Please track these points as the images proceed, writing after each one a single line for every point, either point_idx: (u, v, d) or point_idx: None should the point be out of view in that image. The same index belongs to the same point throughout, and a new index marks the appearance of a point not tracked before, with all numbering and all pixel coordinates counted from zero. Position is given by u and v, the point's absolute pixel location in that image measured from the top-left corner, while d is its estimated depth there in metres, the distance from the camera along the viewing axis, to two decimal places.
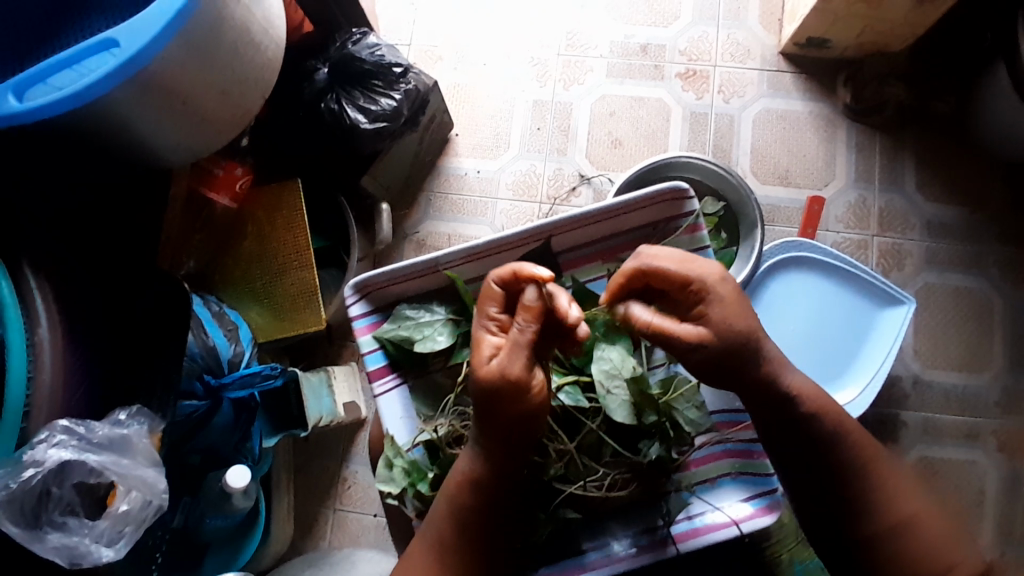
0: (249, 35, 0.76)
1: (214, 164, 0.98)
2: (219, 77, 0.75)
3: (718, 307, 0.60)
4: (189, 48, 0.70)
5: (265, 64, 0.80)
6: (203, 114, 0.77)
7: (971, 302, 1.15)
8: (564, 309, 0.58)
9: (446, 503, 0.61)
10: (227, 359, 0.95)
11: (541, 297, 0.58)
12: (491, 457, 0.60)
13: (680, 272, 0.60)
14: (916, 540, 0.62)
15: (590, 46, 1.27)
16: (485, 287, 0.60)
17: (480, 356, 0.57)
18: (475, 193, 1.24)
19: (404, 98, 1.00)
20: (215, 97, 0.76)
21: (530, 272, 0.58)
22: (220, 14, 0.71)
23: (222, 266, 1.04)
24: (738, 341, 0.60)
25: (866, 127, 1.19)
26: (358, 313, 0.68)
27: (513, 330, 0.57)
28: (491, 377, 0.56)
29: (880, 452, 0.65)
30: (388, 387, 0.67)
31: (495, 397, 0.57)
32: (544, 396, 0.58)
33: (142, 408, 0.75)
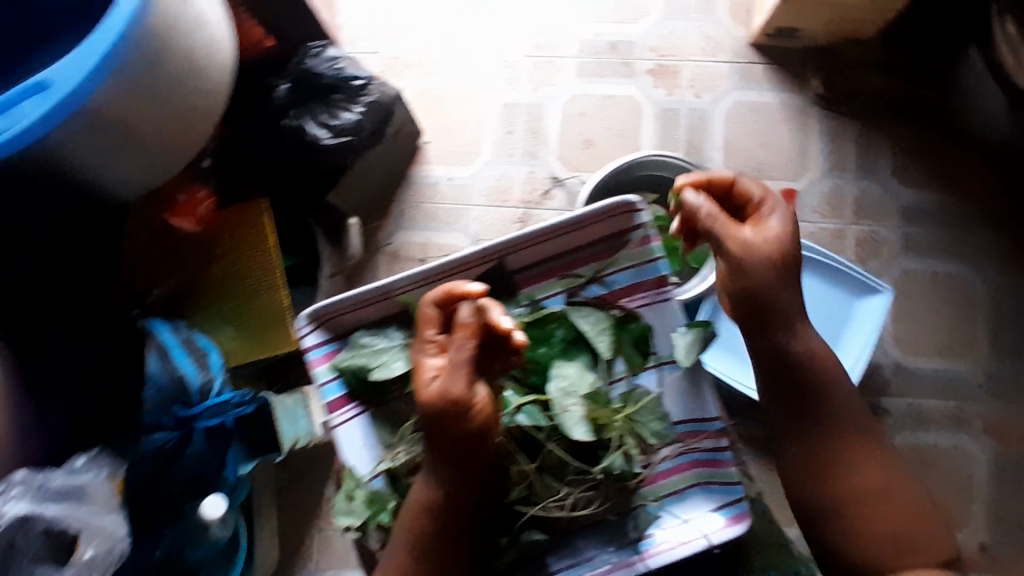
0: (193, 64, 0.76)
1: (177, 190, 0.98)
2: (164, 109, 0.76)
3: (775, 222, 0.71)
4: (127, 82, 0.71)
5: (214, 90, 0.80)
6: (152, 146, 0.78)
7: (952, 287, 1.14)
8: (497, 318, 0.59)
9: (406, 529, 0.61)
10: (197, 387, 0.94)
11: (476, 313, 0.60)
12: (450, 476, 0.60)
13: (753, 190, 0.73)
14: (886, 507, 0.65)
15: (558, 46, 1.24)
16: (422, 311, 0.63)
17: (422, 378, 0.60)
18: (447, 201, 1.22)
19: (366, 111, 0.98)
20: (164, 124, 0.77)
21: (463, 291, 0.62)
22: (157, 45, 0.72)
23: (189, 291, 1.02)
24: (774, 259, 0.69)
25: (840, 115, 1.18)
26: (312, 344, 0.68)
27: (452, 350, 0.60)
28: (433, 397, 0.59)
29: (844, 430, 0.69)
30: (347, 416, 0.68)
31: (441, 418, 0.59)
32: (490, 410, 0.59)
33: (101, 452, 0.87)
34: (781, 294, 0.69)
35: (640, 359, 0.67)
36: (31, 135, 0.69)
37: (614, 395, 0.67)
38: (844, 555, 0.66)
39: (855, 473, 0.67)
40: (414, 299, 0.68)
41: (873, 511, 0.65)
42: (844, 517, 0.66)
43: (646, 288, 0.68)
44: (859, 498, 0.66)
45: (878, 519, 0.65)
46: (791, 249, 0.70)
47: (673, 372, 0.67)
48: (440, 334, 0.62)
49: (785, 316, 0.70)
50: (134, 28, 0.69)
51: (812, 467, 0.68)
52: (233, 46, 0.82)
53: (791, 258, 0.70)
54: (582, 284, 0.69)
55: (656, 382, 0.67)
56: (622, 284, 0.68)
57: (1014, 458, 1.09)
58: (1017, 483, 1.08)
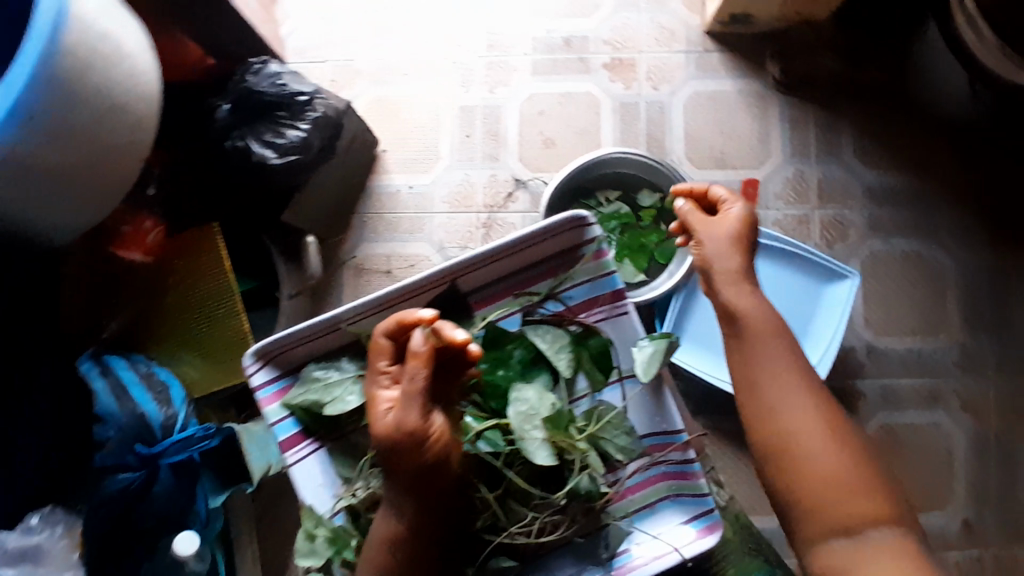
0: (114, 101, 0.73)
1: (122, 221, 0.96)
2: (86, 152, 0.72)
3: (728, 213, 0.75)
4: (45, 127, 0.68)
5: (138, 124, 0.77)
6: (79, 190, 0.74)
7: (919, 265, 1.14)
8: (451, 335, 0.56)
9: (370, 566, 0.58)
10: (159, 425, 0.91)
11: (427, 340, 0.56)
12: (413, 513, 0.57)
13: (719, 190, 0.78)
14: (837, 483, 0.61)
15: (511, 44, 1.21)
16: (374, 343, 0.60)
17: (376, 412, 0.57)
18: (409, 210, 1.19)
19: (313, 127, 0.95)
20: (90, 166, 0.74)
21: (413, 319, 0.58)
22: (73, 85, 0.68)
23: (144, 325, 0.99)
24: (719, 242, 0.73)
25: (799, 99, 1.17)
26: (261, 382, 0.66)
27: (404, 381, 0.56)
28: (386, 432, 0.55)
29: (784, 400, 0.65)
30: (303, 453, 0.66)
31: (399, 453, 0.55)
32: (447, 441, 0.56)
33: (55, 509, 0.85)
34: (730, 273, 0.72)
35: (600, 376, 0.65)
36: None
37: (578, 412, 0.66)
38: (804, 502, 0.62)
39: (813, 416, 0.64)
40: (365, 329, 0.66)
41: (833, 457, 0.62)
42: (804, 461, 0.62)
43: (603, 302, 0.67)
44: (812, 473, 0.62)
45: (839, 467, 0.62)
46: (740, 237, 0.73)
47: (635, 386, 0.66)
48: (392, 364, 0.59)
49: (727, 287, 0.71)
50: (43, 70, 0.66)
51: (769, 413, 0.65)
52: (156, 76, 0.79)
53: (737, 245, 0.73)
54: (538, 301, 0.67)
55: (620, 396, 0.66)
56: (579, 299, 0.67)
57: (988, 431, 1.10)
58: (993, 455, 1.09)
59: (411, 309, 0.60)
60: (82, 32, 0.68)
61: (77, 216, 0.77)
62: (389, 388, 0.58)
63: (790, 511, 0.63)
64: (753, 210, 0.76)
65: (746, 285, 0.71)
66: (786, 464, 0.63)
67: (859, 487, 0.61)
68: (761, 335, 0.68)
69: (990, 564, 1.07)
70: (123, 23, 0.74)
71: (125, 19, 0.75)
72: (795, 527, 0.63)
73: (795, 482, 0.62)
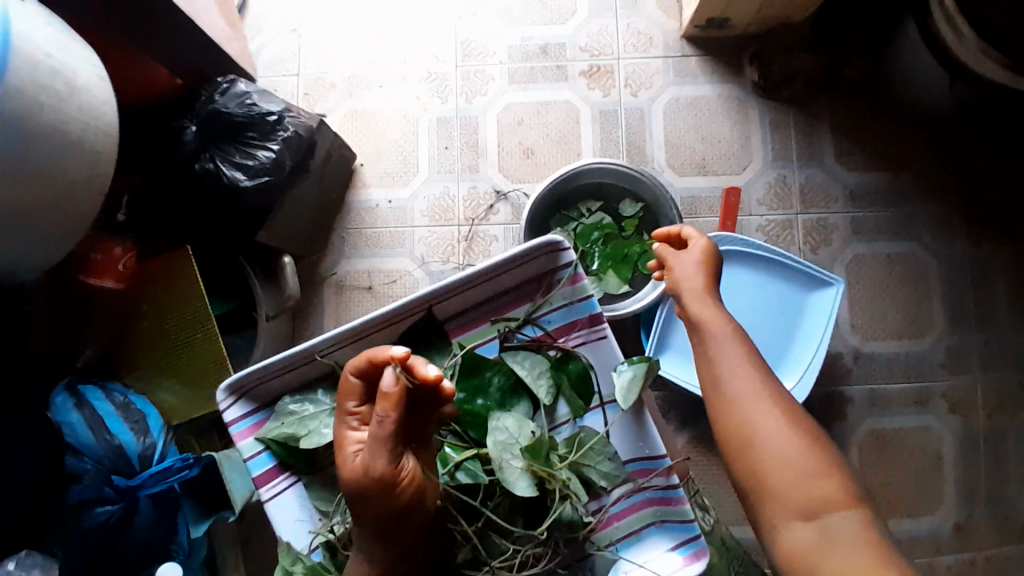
0: (71, 135, 0.70)
1: (92, 248, 0.94)
2: (46, 190, 0.69)
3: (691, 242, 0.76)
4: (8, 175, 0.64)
5: (97, 158, 0.74)
6: (36, 230, 0.70)
7: (903, 267, 1.13)
8: (423, 373, 0.54)
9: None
10: (137, 455, 0.89)
11: (399, 381, 0.54)
12: (383, 557, 0.55)
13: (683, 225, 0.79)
14: (794, 469, 0.59)
15: (487, 53, 1.20)
16: (344, 383, 0.58)
17: (344, 455, 0.54)
18: (389, 225, 1.18)
19: (284, 146, 0.93)
20: (50, 205, 0.70)
21: (384, 357, 0.56)
22: (31, 125, 0.65)
23: (119, 355, 0.96)
24: (683, 269, 0.73)
25: (778, 103, 1.16)
26: (235, 417, 0.64)
27: (373, 423, 0.54)
28: (354, 477, 0.53)
29: (743, 385, 0.64)
30: (279, 488, 0.64)
31: (366, 499, 0.53)
32: (417, 483, 0.55)
33: (32, 553, 0.79)
34: (699, 304, 0.70)
35: (581, 401, 0.64)
36: None
37: (560, 440, 0.64)
38: (767, 486, 0.60)
39: (777, 402, 0.63)
40: (339, 360, 0.64)
41: (798, 444, 0.60)
42: (767, 446, 0.61)
43: (581, 326, 0.66)
44: (770, 457, 0.60)
45: (805, 453, 0.60)
46: (707, 270, 0.73)
47: (617, 411, 0.64)
48: (361, 404, 0.57)
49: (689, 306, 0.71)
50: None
51: (732, 399, 0.63)
52: (112, 109, 0.76)
53: (700, 270, 0.73)
54: (516, 326, 0.66)
55: (602, 421, 0.65)
56: (557, 323, 0.66)
57: (977, 432, 1.10)
58: (981, 456, 1.09)
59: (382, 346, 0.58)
60: (36, 65, 0.65)
61: (39, 256, 0.74)
62: (357, 430, 0.56)
63: (753, 496, 0.61)
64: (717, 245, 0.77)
65: (713, 307, 0.70)
66: (750, 450, 0.61)
67: (825, 473, 0.59)
68: (723, 330, 0.68)
69: (981, 565, 1.07)
70: (75, 56, 0.72)
71: (76, 52, 0.72)
72: (759, 514, 0.60)
73: (759, 467, 0.60)
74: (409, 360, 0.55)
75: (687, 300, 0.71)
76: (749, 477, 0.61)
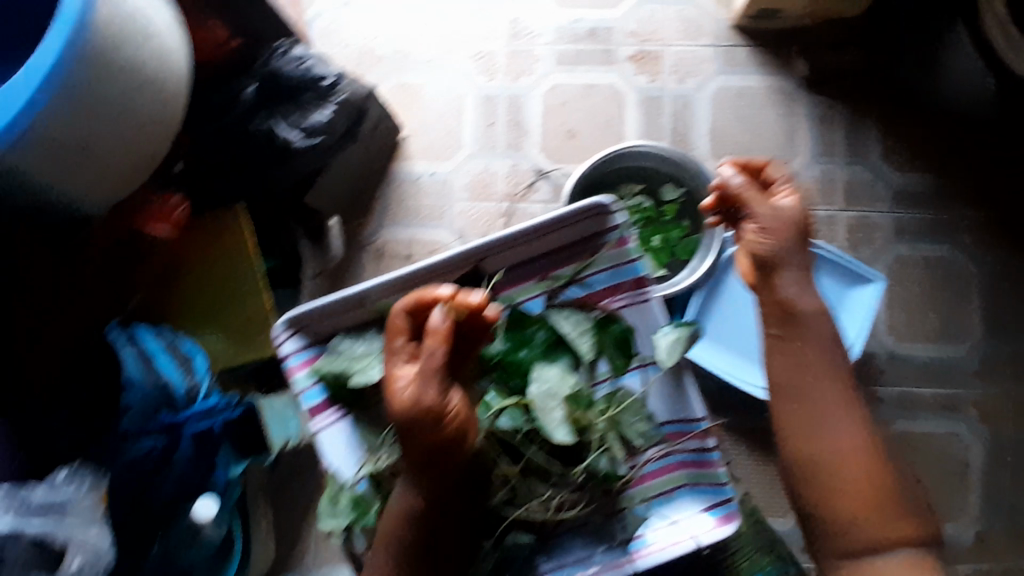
0: (143, 76, 0.73)
1: (148, 197, 0.95)
2: (116, 129, 0.73)
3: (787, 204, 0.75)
4: (77, 105, 0.68)
5: (168, 102, 0.77)
6: (106, 164, 0.74)
7: (942, 270, 1.12)
8: (467, 299, 0.58)
9: (387, 532, 0.60)
10: (182, 394, 0.94)
11: (447, 317, 0.57)
12: (431, 489, 0.58)
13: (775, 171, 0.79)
14: (869, 504, 0.64)
15: (535, 34, 1.21)
16: (392, 324, 0.59)
17: (394, 388, 0.56)
18: (432, 197, 1.19)
19: (338, 110, 0.96)
20: (120, 141, 0.74)
21: (433, 296, 0.59)
22: (101, 65, 0.69)
23: (166, 299, 1.00)
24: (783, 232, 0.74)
25: (826, 98, 1.16)
26: (290, 350, 0.66)
27: (423, 357, 0.57)
28: (405, 408, 0.55)
29: (821, 417, 0.68)
30: (324, 425, 0.66)
31: (415, 430, 0.56)
32: (465, 416, 0.57)
33: (78, 469, 0.77)
34: (786, 270, 0.73)
35: (622, 360, 0.65)
36: None
37: (598, 395, 0.65)
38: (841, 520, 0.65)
39: (859, 441, 0.66)
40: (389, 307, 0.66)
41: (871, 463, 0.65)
42: (846, 480, 0.65)
43: (625, 289, 0.66)
44: (845, 490, 0.65)
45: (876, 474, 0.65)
46: (800, 230, 0.74)
47: (657, 372, 0.66)
48: (410, 341, 0.59)
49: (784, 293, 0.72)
50: (77, 42, 0.67)
51: (813, 425, 0.67)
52: (182, 56, 0.78)
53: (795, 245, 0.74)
54: (561, 286, 0.67)
55: (640, 382, 0.66)
56: (602, 284, 0.66)
57: (1005, 442, 1.09)
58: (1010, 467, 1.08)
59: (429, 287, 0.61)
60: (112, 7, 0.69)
61: (106, 191, 0.78)
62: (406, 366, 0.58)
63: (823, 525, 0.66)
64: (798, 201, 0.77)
65: (811, 300, 0.72)
66: (829, 482, 0.65)
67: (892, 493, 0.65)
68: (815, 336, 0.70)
69: None
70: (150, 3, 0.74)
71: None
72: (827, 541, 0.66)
73: (836, 501, 0.65)
74: (455, 296, 0.58)
75: (784, 279, 0.73)
76: (824, 509, 0.65)
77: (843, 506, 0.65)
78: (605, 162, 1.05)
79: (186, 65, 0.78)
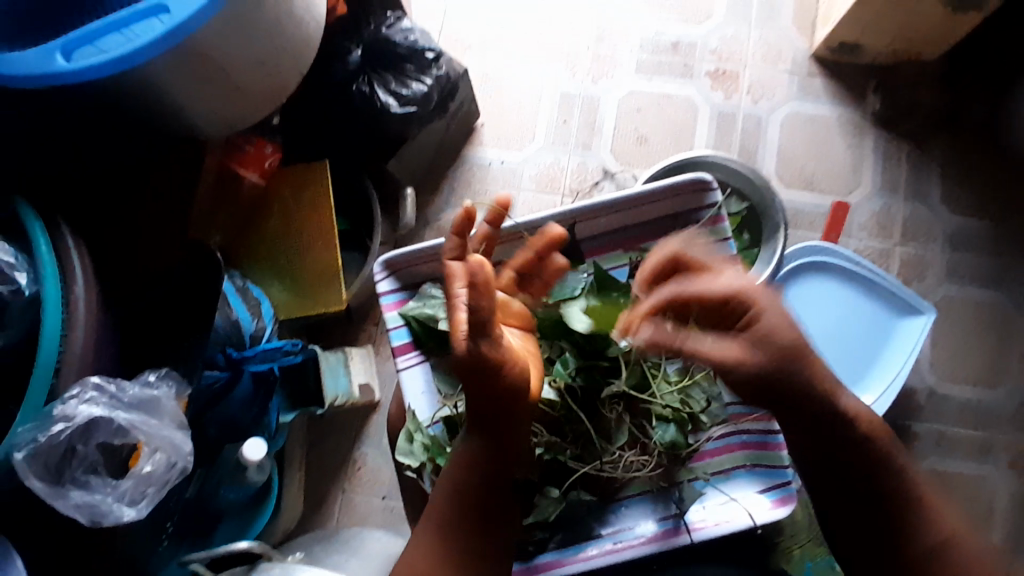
0: (290, 10, 0.78)
1: (245, 142, 0.99)
2: (259, 49, 0.78)
3: (764, 325, 0.57)
4: (230, 19, 0.73)
5: (305, 42, 0.82)
6: (237, 86, 0.79)
7: (991, 316, 1.14)
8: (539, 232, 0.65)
9: (447, 484, 0.62)
10: (250, 334, 0.96)
11: (483, 266, 0.54)
12: (490, 434, 0.61)
13: (723, 288, 0.57)
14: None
15: (620, 41, 1.26)
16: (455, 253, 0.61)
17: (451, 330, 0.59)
18: (498, 183, 1.22)
19: (435, 83, 1.01)
20: (253, 67, 0.79)
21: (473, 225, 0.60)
22: None
23: (246, 241, 1.05)
24: (784, 360, 0.58)
25: (894, 135, 1.19)
26: (385, 290, 0.70)
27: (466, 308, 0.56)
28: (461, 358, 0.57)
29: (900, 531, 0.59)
30: (412, 361, 0.69)
31: (475, 378, 0.58)
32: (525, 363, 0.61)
33: (169, 372, 0.78)
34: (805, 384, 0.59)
35: None
36: (127, 62, 0.70)
37: (671, 368, 0.67)
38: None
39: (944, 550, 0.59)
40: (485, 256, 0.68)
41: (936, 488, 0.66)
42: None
43: None
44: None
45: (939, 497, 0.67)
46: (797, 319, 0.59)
47: None
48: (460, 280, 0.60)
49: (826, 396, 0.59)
50: None
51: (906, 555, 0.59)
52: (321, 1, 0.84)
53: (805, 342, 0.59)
54: None
55: None
56: None
57: None
58: None
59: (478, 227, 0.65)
60: None
61: (223, 114, 0.82)
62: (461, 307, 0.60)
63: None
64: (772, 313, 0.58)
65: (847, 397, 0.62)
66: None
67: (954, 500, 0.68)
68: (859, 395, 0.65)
69: None
70: None
71: None
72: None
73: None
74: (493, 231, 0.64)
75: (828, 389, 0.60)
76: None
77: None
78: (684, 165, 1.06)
79: (323, 16, 0.84)
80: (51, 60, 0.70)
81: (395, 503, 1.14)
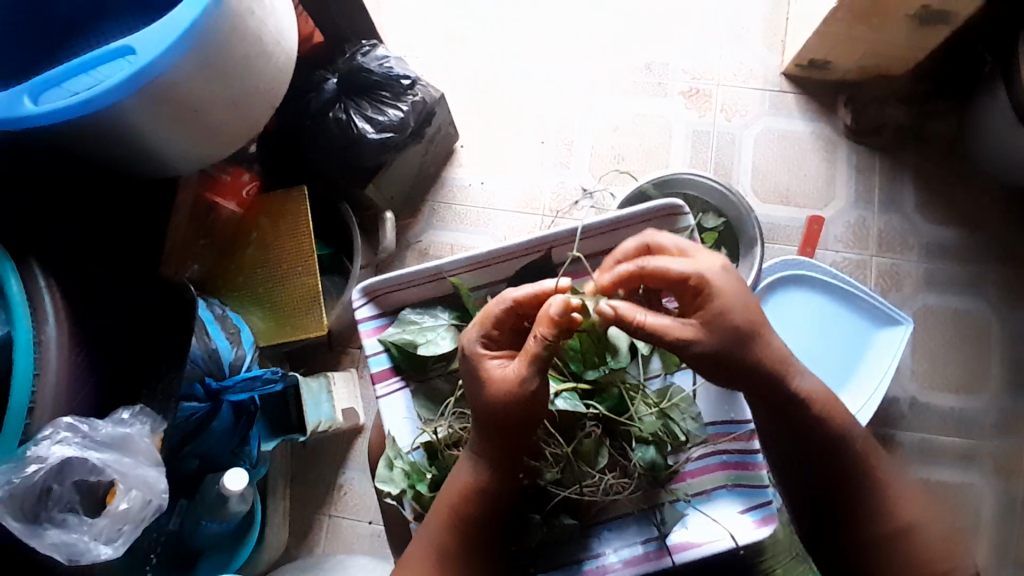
0: (261, 50, 0.80)
1: (222, 172, 1.02)
2: (234, 87, 0.79)
3: (717, 304, 0.58)
4: (201, 61, 0.74)
5: (276, 76, 0.84)
6: (211, 126, 0.81)
7: (969, 324, 1.16)
8: (561, 301, 0.56)
9: (454, 516, 0.62)
10: (228, 363, 0.94)
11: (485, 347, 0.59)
12: (499, 475, 0.62)
13: (676, 270, 0.59)
14: (910, 542, 0.66)
15: (595, 62, 1.28)
16: (488, 303, 0.60)
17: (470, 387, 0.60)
18: (478, 204, 1.23)
19: (411, 109, 1.01)
20: (226, 108, 0.80)
21: (524, 296, 0.59)
22: (234, 31, 0.75)
23: (224, 271, 1.05)
24: (738, 336, 0.59)
25: (866, 149, 1.22)
26: (365, 316, 0.69)
27: (483, 360, 0.59)
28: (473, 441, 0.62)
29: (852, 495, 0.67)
30: (393, 387, 0.68)
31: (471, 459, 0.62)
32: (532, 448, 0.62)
33: (144, 407, 0.76)
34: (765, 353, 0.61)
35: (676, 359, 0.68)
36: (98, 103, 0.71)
37: (651, 389, 0.68)
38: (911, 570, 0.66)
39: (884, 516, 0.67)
40: (463, 283, 0.69)
41: (906, 507, 0.67)
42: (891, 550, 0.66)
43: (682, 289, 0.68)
44: (886, 526, 0.66)
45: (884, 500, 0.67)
46: (749, 304, 0.60)
47: None
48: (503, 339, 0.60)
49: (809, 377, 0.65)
50: (222, 7, 0.73)
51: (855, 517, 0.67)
52: (293, 39, 0.85)
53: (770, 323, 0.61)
54: None
55: (691, 380, 0.68)
56: None
57: (1020, 499, 1.09)
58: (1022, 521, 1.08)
59: (534, 286, 0.60)
60: None
61: (195, 147, 0.83)
62: (500, 360, 0.59)
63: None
64: (724, 304, 0.58)
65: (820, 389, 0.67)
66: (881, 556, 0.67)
67: (909, 526, 0.67)
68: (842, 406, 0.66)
69: None
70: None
71: None
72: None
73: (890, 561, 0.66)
74: (512, 303, 0.59)
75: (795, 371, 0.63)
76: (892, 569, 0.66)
77: (883, 537, 0.66)
78: (674, 181, 1.04)
79: (295, 49, 0.85)
80: (18, 103, 0.73)
81: (381, 529, 1.13)
